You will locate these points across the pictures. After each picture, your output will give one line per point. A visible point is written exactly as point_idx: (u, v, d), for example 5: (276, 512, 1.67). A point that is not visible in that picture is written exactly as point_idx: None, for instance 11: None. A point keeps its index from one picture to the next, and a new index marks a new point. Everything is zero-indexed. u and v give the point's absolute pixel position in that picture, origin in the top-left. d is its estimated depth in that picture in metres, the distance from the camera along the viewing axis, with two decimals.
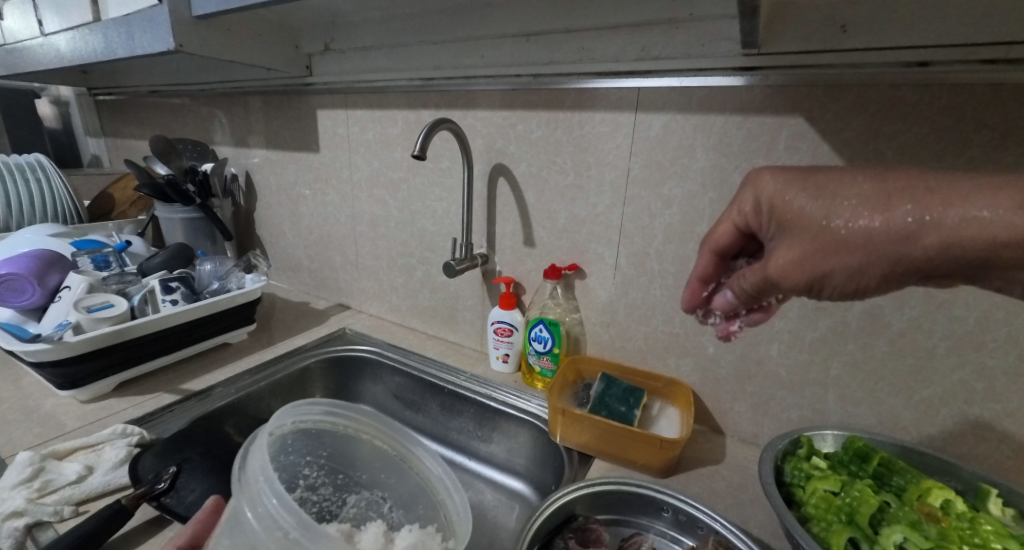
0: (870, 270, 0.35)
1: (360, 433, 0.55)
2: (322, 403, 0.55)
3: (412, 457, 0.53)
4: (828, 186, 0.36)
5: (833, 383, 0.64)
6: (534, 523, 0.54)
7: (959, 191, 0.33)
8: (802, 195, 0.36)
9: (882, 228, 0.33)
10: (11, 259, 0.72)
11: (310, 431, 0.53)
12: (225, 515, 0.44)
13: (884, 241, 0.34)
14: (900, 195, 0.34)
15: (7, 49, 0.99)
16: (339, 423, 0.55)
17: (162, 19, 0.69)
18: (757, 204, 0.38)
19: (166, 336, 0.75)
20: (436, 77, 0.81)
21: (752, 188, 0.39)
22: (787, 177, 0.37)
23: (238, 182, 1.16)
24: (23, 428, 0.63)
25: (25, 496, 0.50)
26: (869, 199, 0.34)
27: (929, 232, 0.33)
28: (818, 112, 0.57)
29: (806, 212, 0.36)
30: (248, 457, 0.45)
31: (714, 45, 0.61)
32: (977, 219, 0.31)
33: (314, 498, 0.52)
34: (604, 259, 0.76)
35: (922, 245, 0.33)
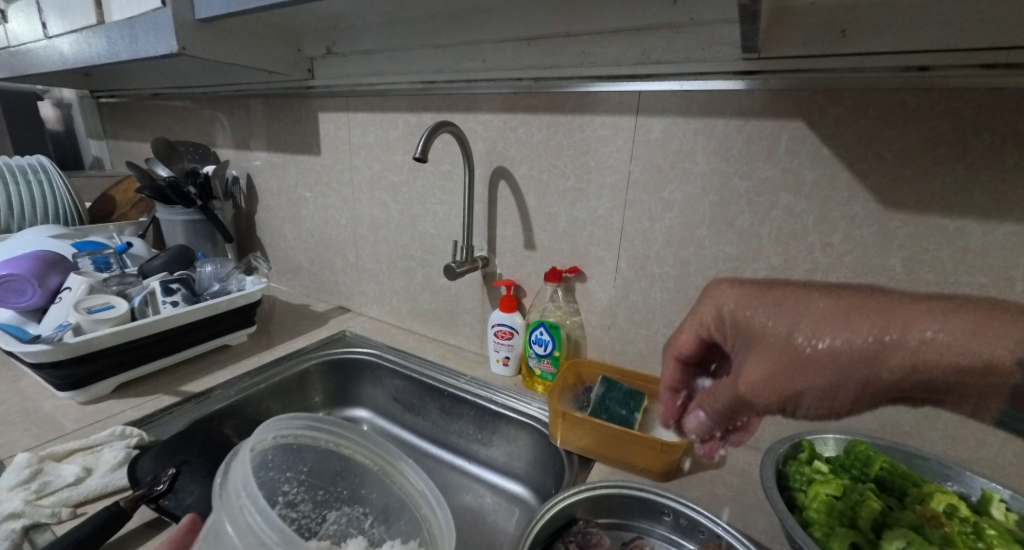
0: (843, 390, 0.34)
1: (342, 447, 0.55)
2: (303, 418, 0.54)
3: (397, 470, 0.53)
4: (787, 303, 0.37)
5: None
6: (534, 527, 0.54)
7: (918, 318, 0.34)
8: (762, 312, 0.37)
9: (847, 347, 0.34)
10: (12, 260, 0.73)
11: (291, 445, 0.52)
12: (205, 529, 0.43)
13: (851, 360, 0.34)
14: (857, 314, 0.35)
15: (10, 51, 1.00)
16: (320, 437, 0.55)
17: (166, 22, 0.70)
18: (720, 317, 0.40)
19: (165, 338, 0.75)
20: (437, 80, 0.81)
21: (713, 300, 0.40)
22: (748, 293, 0.39)
23: (239, 185, 1.16)
24: (22, 429, 0.63)
25: (23, 497, 0.50)
26: (829, 318, 0.35)
27: (892, 348, 0.33)
28: (818, 116, 0.57)
29: (769, 326, 0.37)
30: (229, 473, 0.44)
31: (714, 50, 0.61)
32: (935, 342, 0.33)
33: (292, 515, 0.51)
34: (604, 262, 0.76)
35: (887, 367, 0.34)
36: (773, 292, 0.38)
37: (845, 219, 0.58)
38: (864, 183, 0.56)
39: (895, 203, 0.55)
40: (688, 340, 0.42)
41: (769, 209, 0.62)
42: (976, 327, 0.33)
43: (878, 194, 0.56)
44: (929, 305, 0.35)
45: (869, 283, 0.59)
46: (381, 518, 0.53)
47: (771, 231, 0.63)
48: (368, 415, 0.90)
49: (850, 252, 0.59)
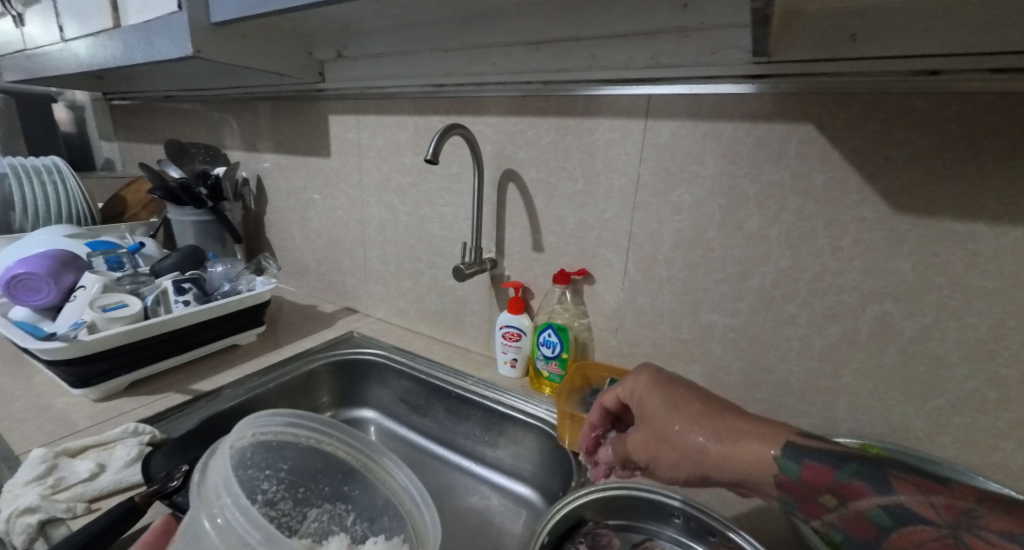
0: (682, 467, 0.46)
1: (323, 444, 0.55)
2: (284, 415, 0.54)
3: (380, 465, 0.54)
4: (676, 400, 0.48)
5: (843, 390, 0.64)
6: (540, 537, 0.54)
7: (745, 433, 0.42)
8: (658, 400, 0.49)
9: (692, 439, 0.44)
10: (27, 259, 0.73)
11: (271, 443, 0.51)
12: (181, 528, 0.43)
13: (690, 448, 0.44)
14: (711, 418, 0.44)
15: (26, 54, 1.01)
16: (301, 434, 0.54)
17: (181, 25, 0.71)
18: (631, 390, 0.53)
19: (177, 336, 0.75)
20: (447, 83, 0.82)
21: (634, 379, 0.53)
22: (660, 385, 0.50)
23: (248, 187, 1.17)
24: (36, 426, 0.63)
25: (39, 492, 0.50)
26: (690, 414, 0.46)
27: (715, 453, 0.43)
28: (828, 120, 0.57)
29: (656, 410, 0.49)
30: (208, 472, 0.43)
31: (723, 53, 0.61)
32: (748, 449, 0.41)
33: (273, 513, 0.50)
34: (612, 264, 0.76)
35: (710, 457, 0.43)
36: (674, 387, 0.49)
37: (855, 222, 0.58)
38: (874, 186, 0.56)
39: (905, 206, 0.55)
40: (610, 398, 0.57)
41: (779, 212, 0.62)
42: (772, 438, 0.41)
43: (888, 197, 0.56)
44: (756, 421, 0.43)
45: (880, 286, 0.59)
46: (362, 515, 0.53)
47: (780, 234, 0.63)
48: (374, 416, 0.90)
49: (860, 255, 0.59)
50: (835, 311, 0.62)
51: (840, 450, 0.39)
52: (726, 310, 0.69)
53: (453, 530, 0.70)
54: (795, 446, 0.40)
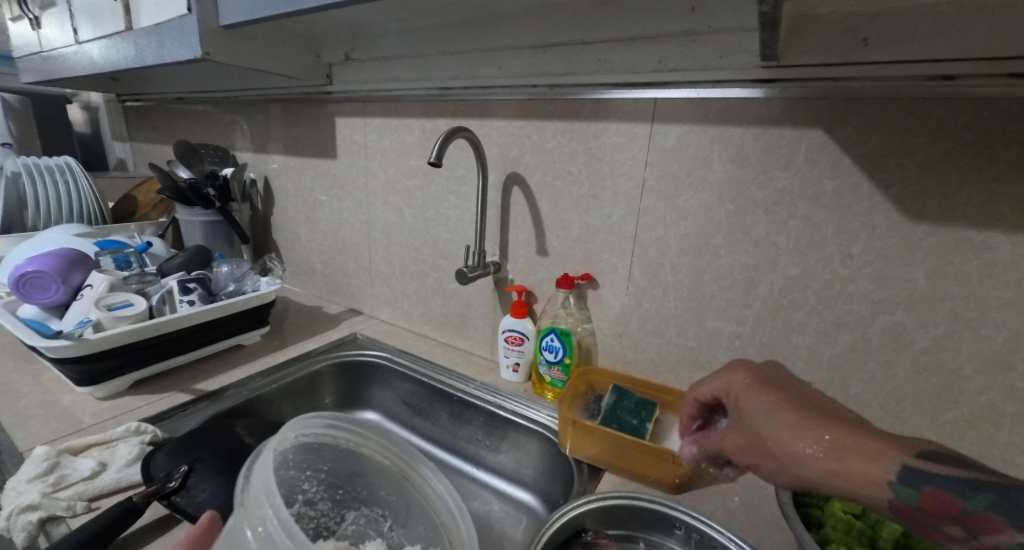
0: (783, 477, 0.38)
1: (361, 447, 0.54)
2: (324, 416, 0.53)
3: (417, 473, 0.52)
4: (776, 402, 0.40)
5: (852, 401, 0.62)
6: (543, 535, 0.53)
7: (856, 445, 0.34)
8: (758, 402, 0.41)
9: (794, 448, 0.37)
10: (38, 258, 0.74)
11: (311, 444, 0.52)
12: (226, 530, 0.43)
13: (791, 458, 0.37)
14: (817, 426, 0.36)
15: (43, 56, 1.03)
16: (340, 436, 0.54)
17: (191, 29, 0.72)
18: (727, 387, 0.46)
19: (181, 336, 0.76)
20: (454, 86, 0.82)
21: (728, 376, 0.46)
22: (760, 386, 0.42)
23: (257, 188, 1.18)
24: (42, 422, 0.64)
25: (41, 490, 0.51)
26: (791, 418, 0.38)
27: (818, 463, 0.35)
28: (838, 125, 0.56)
29: (751, 412, 0.42)
30: (251, 478, 0.44)
31: (733, 57, 0.60)
32: (859, 467, 0.34)
33: (312, 513, 0.50)
34: (617, 269, 0.75)
35: (812, 470, 0.35)
36: (772, 387, 0.42)
37: (866, 229, 0.57)
38: (885, 193, 0.55)
39: (918, 214, 0.54)
40: (701, 391, 0.50)
41: (788, 218, 0.61)
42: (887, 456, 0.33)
43: (901, 205, 0.55)
44: (871, 432, 0.35)
45: (891, 295, 0.57)
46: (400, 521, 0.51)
47: (788, 241, 0.62)
48: (377, 418, 0.90)
49: (870, 263, 0.58)
50: (845, 320, 0.60)
51: (972, 477, 0.31)
52: (733, 317, 0.68)
53: None
54: (910, 466, 0.32)
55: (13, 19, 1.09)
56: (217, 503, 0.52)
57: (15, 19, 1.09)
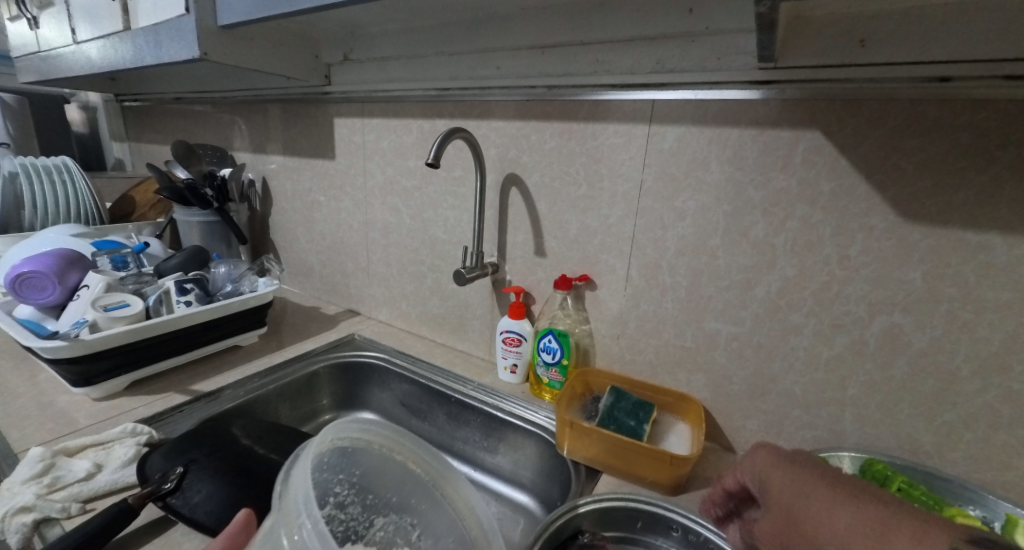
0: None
1: (395, 453, 0.51)
2: (360, 420, 0.50)
3: (447, 483, 0.50)
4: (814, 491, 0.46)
5: (850, 403, 0.62)
6: (542, 536, 0.53)
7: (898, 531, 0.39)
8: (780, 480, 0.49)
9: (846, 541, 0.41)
10: (34, 257, 0.74)
11: (346, 448, 0.49)
12: (264, 529, 0.43)
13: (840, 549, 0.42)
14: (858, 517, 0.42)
15: (41, 56, 1.03)
16: (374, 440, 0.51)
17: (189, 29, 0.72)
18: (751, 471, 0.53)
19: (178, 337, 0.75)
20: (452, 87, 0.82)
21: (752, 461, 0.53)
22: (783, 461, 0.50)
23: (255, 188, 1.18)
24: (38, 423, 0.64)
25: (35, 491, 0.51)
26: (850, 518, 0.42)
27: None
28: (835, 127, 0.56)
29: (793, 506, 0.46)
30: (291, 482, 0.43)
31: (731, 59, 0.60)
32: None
33: (341, 518, 0.47)
34: (615, 270, 0.75)
35: None
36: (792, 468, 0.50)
37: (863, 230, 0.57)
38: (883, 195, 0.55)
39: (916, 216, 0.54)
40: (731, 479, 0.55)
41: (785, 220, 0.61)
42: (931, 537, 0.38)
43: (898, 206, 0.55)
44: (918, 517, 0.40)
45: (888, 296, 0.57)
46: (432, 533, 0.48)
47: (786, 242, 0.62)
48: (374, 419, 0.90)
49: (867, 265, 0.57)
50: (843, 322, 0.60)
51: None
52: (730, 318, 0.68)
53: None
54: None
55: (11, 19, 1.09)
56: (212, 505, 0.51)
57: (13, 18, 1.09)
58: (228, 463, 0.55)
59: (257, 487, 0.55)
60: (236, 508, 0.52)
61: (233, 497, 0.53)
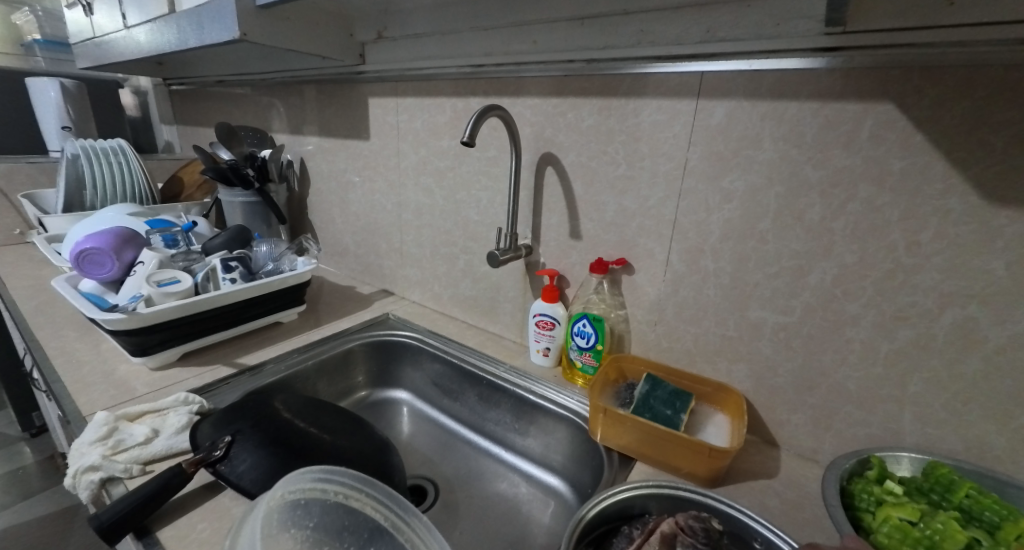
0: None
1: (352, 501, 0.47)
2: (313, 469, 0.47)
3: (406, 529, 0.46)
4: None
5: (910, 400, 0.57)
6: (602, 502, 0.54)
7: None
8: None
9: None
10: (94, 235, 0.79)
11: (298, 501, 0.46)
12: None
13: None
14: None
15: (96, 42, 1.08)
16: (329, 490, 0.47)
17: (229, 9, 0.72)
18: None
19: (225, 312, 0.79)
20: (486, 64, 0.80)
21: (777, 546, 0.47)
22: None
23: (293, 168, 1.21)
24: (102, 390, 0.68)
25: (101, 452, 0.55)
26: None
27: None
28: (911, 97, 0.51)
29: None
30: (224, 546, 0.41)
31: (791, 24, 0.55)
32: None
33: None
34: (654, 254, 0.72)
35: None
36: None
37: (937, 213, 0.52)
38: (964, 172, 0.50)
39: (1001, 198, 0.48)
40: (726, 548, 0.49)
41: (846, 202, 0.56)
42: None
43: (980, 186, 0.49)
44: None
45: (962, 287, 0.52)
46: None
47: (845, 226, 0.57)
48: (407, 397, 0.91)
49: (941, 252, 0.52)
50: (907, 314, 0.55)
51: None
52: (778, 307, 0.64)
53: (481, 516, 0.69)
54: None
55: (68, 6, 1.14)
56: (257, 474, 0.53)
57: (70, 6, 1.14)
58: (277, 429, 0.57)
59: (298, 458, 0.55)
60: (278, 477, 0.53)
61: (275, 467, 0.53)
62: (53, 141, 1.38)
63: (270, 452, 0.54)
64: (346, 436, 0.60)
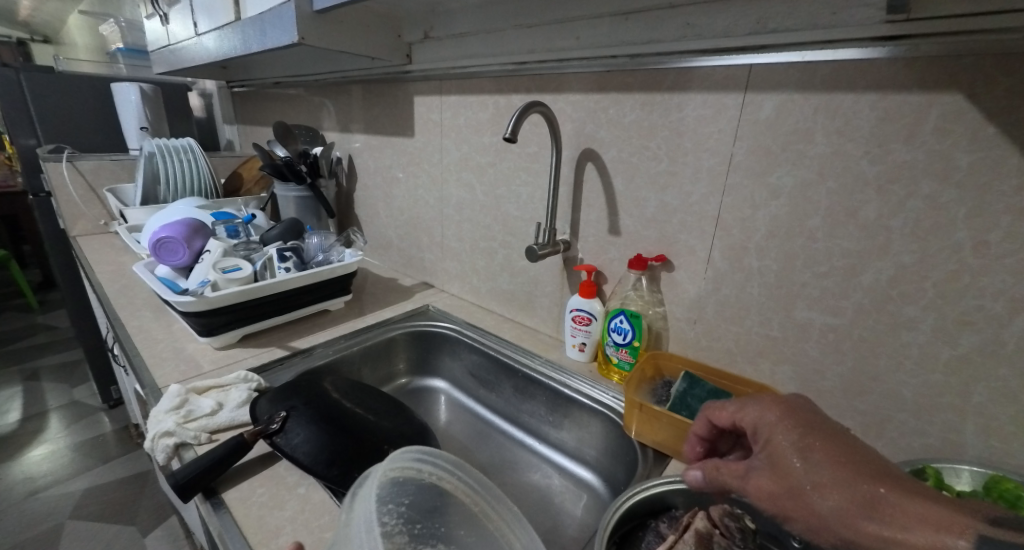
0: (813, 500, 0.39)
1: (444, 482, 0.49)
2: (412, 449, 0.50)
3: (491, 516, 0.47)
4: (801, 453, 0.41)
5: (973, 411, 0.54)
6: (631, 498, 0.53)
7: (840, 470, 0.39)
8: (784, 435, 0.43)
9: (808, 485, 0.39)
10: (169, 225, 0.86)
11: (397, 478, 0.47)
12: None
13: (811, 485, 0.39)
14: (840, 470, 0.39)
15: (170, 49, 1.17)
16: (424, 470, 0.49)
17: (290, 15, 0.77)
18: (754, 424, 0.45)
19: (279, 299, 0.84)
20: (529, 61, 0.80)
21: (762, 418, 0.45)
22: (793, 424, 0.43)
23: (341, 165, 1.27)
24: (173, 365, 0.74)
25: (174, 420, 0.60)
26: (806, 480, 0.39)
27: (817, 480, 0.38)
28: (983, 88, 0.48)
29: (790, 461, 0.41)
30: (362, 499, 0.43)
31: (848, 13, 0.53)
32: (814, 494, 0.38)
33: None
34: (695, 251, 0.70)
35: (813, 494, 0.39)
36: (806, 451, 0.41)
37: (1010, 211, 0.48)
38: None
39: None
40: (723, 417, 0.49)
41: (905, 198, 0.53)
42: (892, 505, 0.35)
43: None
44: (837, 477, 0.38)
45: None
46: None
47: (904, 224, 0.54)
48: (444, 387, 0.94)
49: (1013, 252, 0.49)
50: (972, 318, 0.52)
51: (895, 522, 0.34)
52: (827, 308, 0.61)
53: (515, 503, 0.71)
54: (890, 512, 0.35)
55: (147, 17, 1.24)
56: (309, 447, 0.55)
57: (149, 17, 1.24)
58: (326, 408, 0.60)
59: (347, 435, 0.57)
60: (330, 450, 0.55)
61: (327, 441, 0.56)
62: (131, 140, 1.50)
63: (320, 427, 0.57)
64: (389, 419, 0.63)
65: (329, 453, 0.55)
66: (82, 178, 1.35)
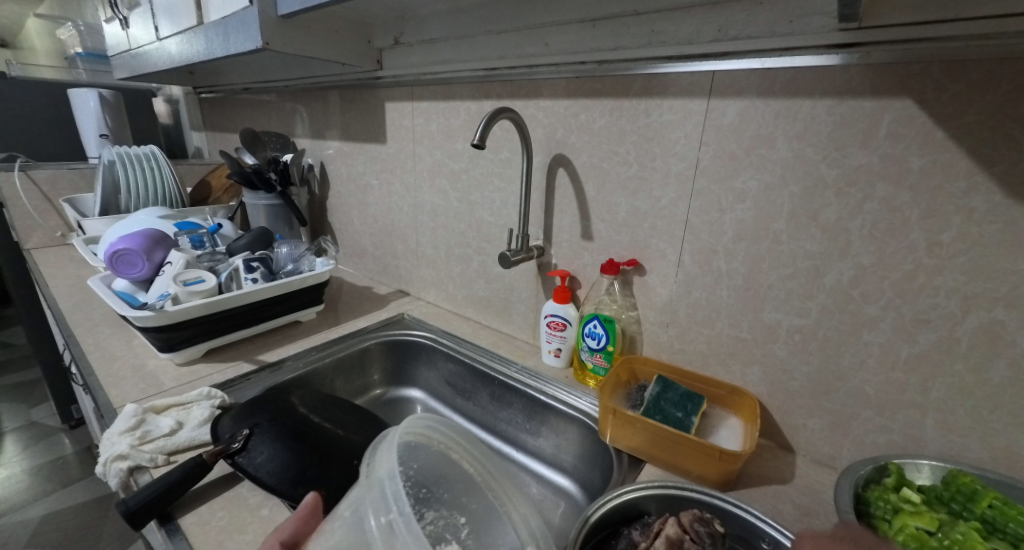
0: None
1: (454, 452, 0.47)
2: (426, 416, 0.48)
3: (492, 484, 0.45)
4: None
5: (932, 407, 0.55)
6: (603, 507, 0.53)
7: None
8: None
9: None
10: (128, 236, 0.83)
11: (409, 442, 0.45)
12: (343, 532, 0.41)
13: None
14: None
15: (132, 53, 1.13)
16: (435, 437, 0.47)
17: (253, 19, 0.76)
18: None
19: (247, 310, 0.82)
20: (500, 67, 0.80)
21: None
22: None
23: (314, 172, 1.25)
24: (132, 383, 0.72)
25: (129, 442, 0.58)
26: None
27: None
28: (932, 93, 0.49)
29: None
30: (376, 453, 0.44)
31: (805, 21, 0.54)
32: None
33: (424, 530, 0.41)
34: (666, 255, 0.71)
35: None
36: None
37: (960, 212, 0.50)
38: (988, 168, 0.48)
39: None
40: None
41: (863, 200, 0.55)
42: None
43: (1006, 183, 0.47)
44: None
45: (987, 288, 0.50)
46: None
47: (863, 226, 0.55)
48: (420, 396, 0.93)
49: (964, 251, 0.50)
50: (927, 316, 0.54)
51: None
52: (793, 309, 0.62)
53: None
54: None
55: (107, 21, 1.20)
56: (274, 466, 0.54)
57: (108, 20, 1.20)
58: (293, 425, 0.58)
59: (314, 452, 0.56)
60: (296, 469, 0.54)
61: (292, 459, 0.55)
62: (91, 148, 1.45)
63: (286, 446, 0.56)
64: (360, 432, 0.62)
65: (295, 472, 0.54)
66: (38, 188, 1.30)
